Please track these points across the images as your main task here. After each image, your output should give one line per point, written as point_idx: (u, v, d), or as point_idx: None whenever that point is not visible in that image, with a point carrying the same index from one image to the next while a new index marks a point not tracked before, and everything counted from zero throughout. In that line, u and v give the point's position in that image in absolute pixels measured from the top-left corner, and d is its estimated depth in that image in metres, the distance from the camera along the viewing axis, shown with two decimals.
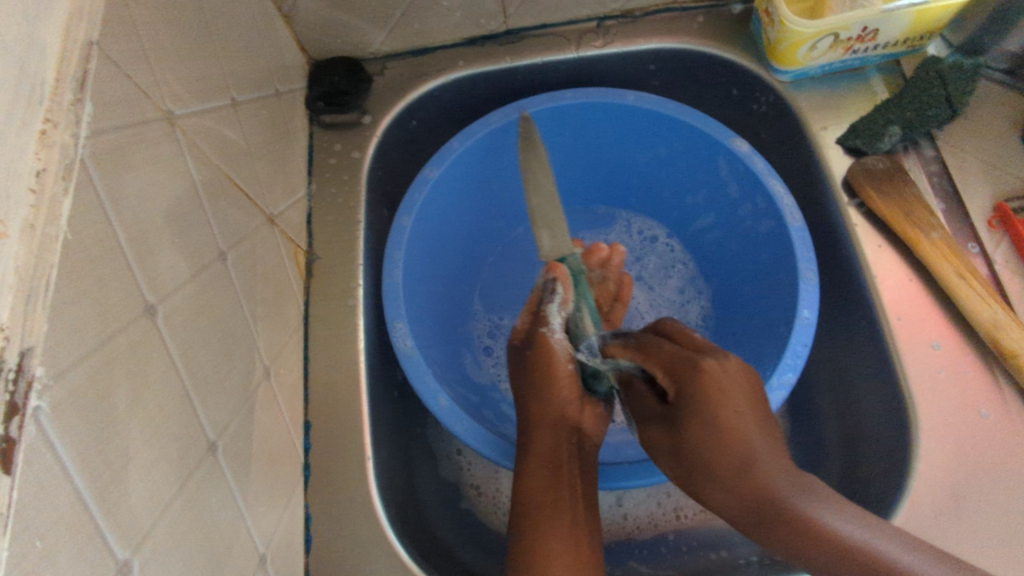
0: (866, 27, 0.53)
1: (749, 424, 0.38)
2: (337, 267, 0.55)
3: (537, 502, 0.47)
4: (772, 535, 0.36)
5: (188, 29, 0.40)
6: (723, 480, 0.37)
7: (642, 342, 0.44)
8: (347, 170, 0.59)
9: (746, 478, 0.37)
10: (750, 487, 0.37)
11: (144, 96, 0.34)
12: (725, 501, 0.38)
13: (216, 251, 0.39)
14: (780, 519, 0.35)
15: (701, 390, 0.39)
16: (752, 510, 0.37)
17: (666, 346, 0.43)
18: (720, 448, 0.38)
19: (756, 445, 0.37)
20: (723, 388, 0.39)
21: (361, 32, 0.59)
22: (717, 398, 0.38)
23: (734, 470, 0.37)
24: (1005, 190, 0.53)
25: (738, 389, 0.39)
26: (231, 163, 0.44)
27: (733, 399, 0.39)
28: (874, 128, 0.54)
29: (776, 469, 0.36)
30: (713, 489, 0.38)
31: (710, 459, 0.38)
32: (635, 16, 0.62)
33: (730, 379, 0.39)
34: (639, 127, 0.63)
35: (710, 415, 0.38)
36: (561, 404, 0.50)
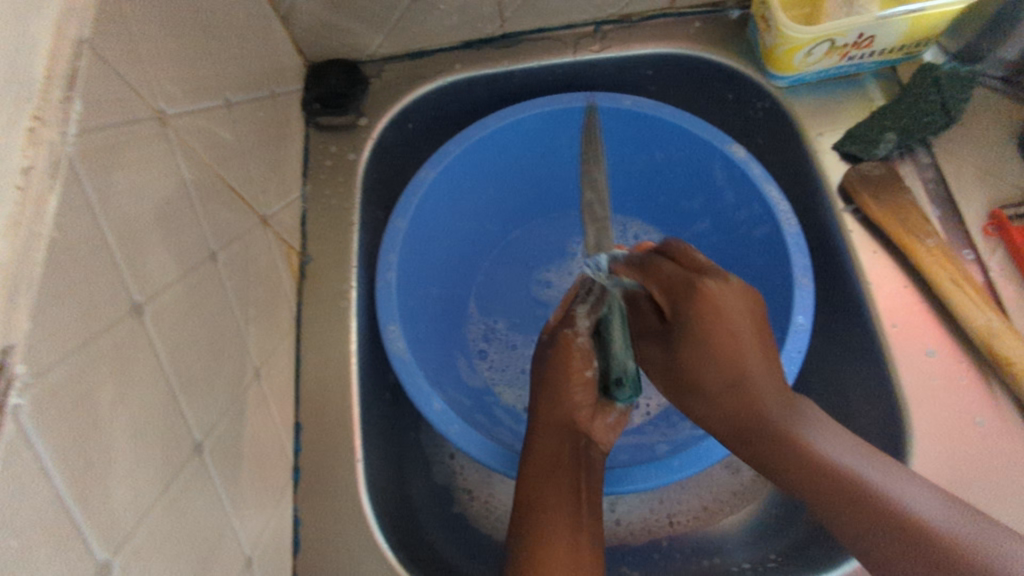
0: (862, 34, 0.53)
1: (744, 337, 0.40)
2: (330, 269, 0.55)
3: (541, 496, 0.46)
4: (753, 442, 0.39)
5: (182, 29, 0.40)
6: (711, 393, 0.41)
7: (644, 263, 0.46)
8: (343, 171, 0.59)
9: (739, 382, 0.40)
10: (716, 393, 0.41)
11: (135, 95, 0.34)
12: (714, 412, 0.41)
13: (207, 251, 0.39)
14: (754, 418, 0.39)
15: (698, 311, 0.41)
16: (736, 427, 0.40)
17: (663, 266, 0.45)
18: (709, 358, 0.41)
19: (750, 365, 0.40)
20: (723, 308, 0.41)
21: (358, 35, 0.59)
22: (715, 321, 0.40)
23: (722, 385, 0.40)
24: (1002, 198, 0.53)
25: (733, 308, 0.41)
26: (224, 163, 0.44)
27: (732, 317, 0.41)
28: (869, 134, 0.54)
29: (761, 381, 0.40)
30: (702, 384, 0.41)
31: (693, 371, 0.42)
32: (632, 22, 0.62)
33: (733, 298, 0.41)
34: (635, 131, 0.63)
35: (707, 321, 0.41)
36: (572, 408, 0.50)
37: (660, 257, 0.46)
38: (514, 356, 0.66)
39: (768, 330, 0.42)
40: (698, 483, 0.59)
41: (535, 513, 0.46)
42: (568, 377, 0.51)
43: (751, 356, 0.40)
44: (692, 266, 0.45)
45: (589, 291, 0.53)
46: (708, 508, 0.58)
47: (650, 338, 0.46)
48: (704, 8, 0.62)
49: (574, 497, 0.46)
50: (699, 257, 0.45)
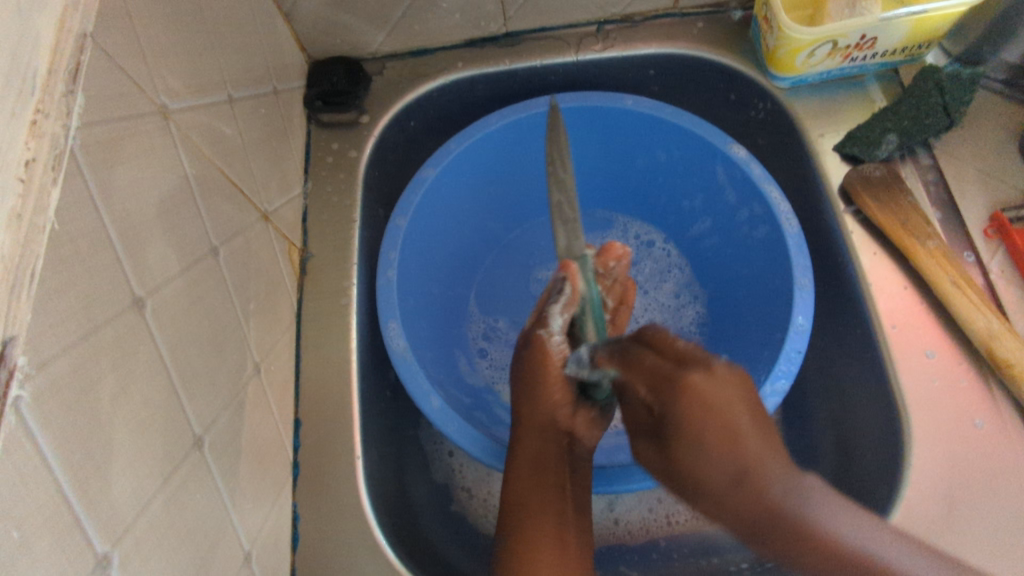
0: (865, 35, 0.53)
1: (743, 417, 0.34)
2: (331, 266, 0.55)
3: (527, 501, 0.47)
4: (792, 548, 0.33)
5: (185, 24, 0.40)
6: (716, 493, 0.34)
7: (626, 356, 0.40)
8: (344, 168, 0.59)
9: (744, 488, 0.33)
10: (739, 507, 0.33)
11: (137, 89, 0.34)
12: (724, 510, 0.34)
13: (208, 246, 0.39)
14: (795, 535, 0.33)
15: (686, 409, 0.35)
16: (750, 525, 0.33)
17: (636, 364, 0.38)
18: (709, 456, 0.34)
19: (766, 473, 0.33)
20: (718, 395, 0.34)
21: (360, 32, 0.59)
22: (706, 402, 0.34)
23: (733, 483, 0.33)
24: (1002, 200, 0.53)
25: (730, 401, 0.34)
26: (225, 158, 0.44)
27: (724, 393, 0.35)
28: (871, 136, 0.54)
29: (778, 484, 0.33)
30: (713, 498, 0.34)
31: (699, 480, 0.34)
32: (635, 21, 0.62)
33: (725, 388, 0.35)
34: (636, 132, 0.63)
35: (704, 423, 0.34)
36: (551, 411, 0.48)
37: (640, 346, 0.39)
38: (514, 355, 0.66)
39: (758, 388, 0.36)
40: None
41: (519, 517, 0.46)
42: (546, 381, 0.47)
43: (765, 455, 0.33)
44: (674, 353, 0.38)
45: (562, 288, 0.47)
46: None
47: (644, 438, 0.39)
48: (706, 8, 0.62)
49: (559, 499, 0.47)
50: (680, 338, 0.39)
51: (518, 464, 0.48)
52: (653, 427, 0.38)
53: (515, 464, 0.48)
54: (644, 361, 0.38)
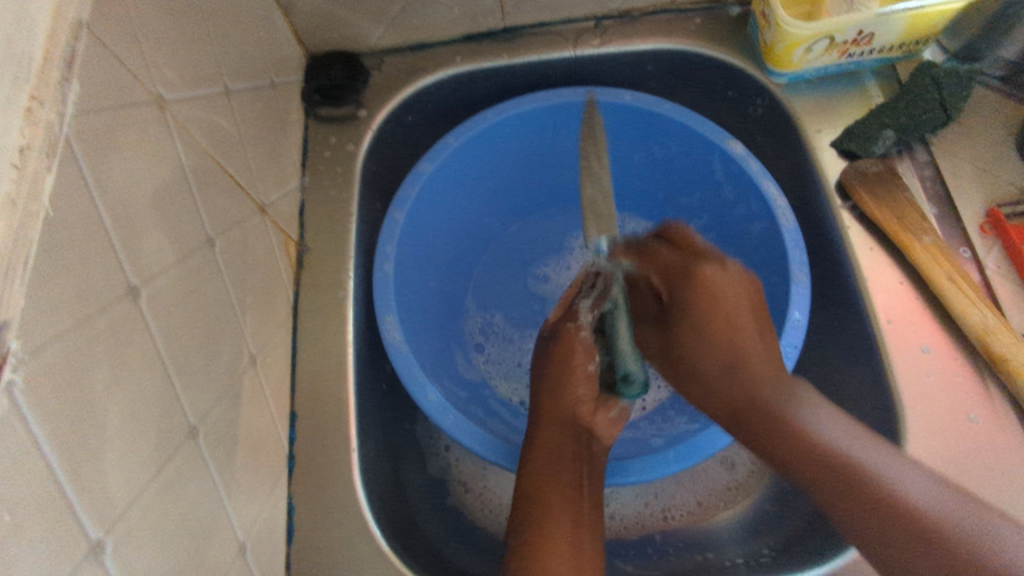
0: (861, 31, 0.53)
1: (738, 312, 0.46)
2: (328, 260, 0.55)
3: (545, 494, 0.46)
4: (784, 431, 0.41)
5: (181, 15, 0.40)
6: (709, 376, 0.46)
7: (643, 246, 0.52)
8: (341, 163, 0.59)
9: (736, 366, 0.45)
10: (732, 385, 0.44)
11: (134, 79, 0.34)
12: (708, 392, 0.46)
13: (204, 237, 0.39)
14: (774, 432, 0.42)
15: (698, 292, 0.47)
16: (733, 404, 0.44)
17: (648, 257, 0.51)
18: (712, 346, 0.46)
19: (758, 363, 0.44)
20: (719, 296, 0.46)
21: (358, 26, 0.59)
22: (723, 312, 0.46)
23: (719, 368, 0.45)
24: (998, 196, 0.53)
25: (738, 300, 0.46)
26: (222, 150, 0.44)
27: (732, 303, 0.46)
28: (868, 131, 0.54)
29: (763, 374, 0.44)
30: (705, 360, 0.46)
31: (708, 344, 0.46)
32: (632, 17, 0.62)
33: (732, 282, 0.47)
34: (633, 127, 0.63)
35: (707, 310, 0.46)
36: (573, 402, 0.50)
37: (660, 245, 0.51)
38: (510, 350, 0.66)
39: (758, 293, 0.47)
40: (693, 478, 0.59)
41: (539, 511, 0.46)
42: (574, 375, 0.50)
43: (751, 340, 0.45)
44: (689, 249, 0.50)
45: (595, 283, 0.54)
46: (703, 503, 0.59)
47: (650, 322, 0.51)
48: (704, 5, 0.62)
49: (574, 494, 0.47)
50: (696, 240, 0.51)
51: (537, 456, 0.48)
52: (650, 330, 0.51)
53: (534, 457, 0.48)
54: (659, 275, 0.50)
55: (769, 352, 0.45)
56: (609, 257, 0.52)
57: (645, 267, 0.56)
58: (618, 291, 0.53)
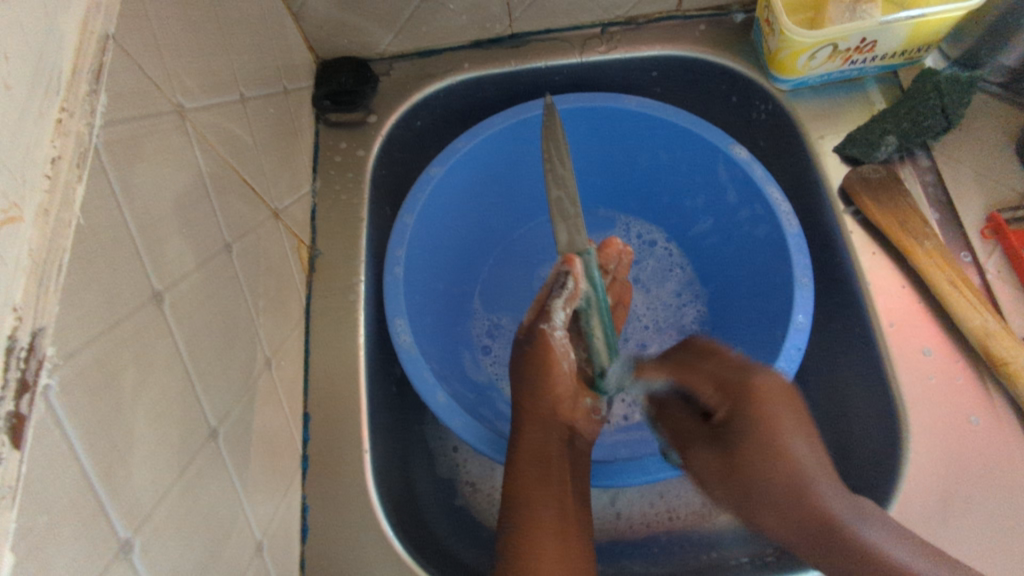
0: (864, 39, 0.54)
1: (789, 428, 0.41)
2: (339, 263, 0.56)
3: (532, 495, 0.48)
4: (852, 544, 0.39)
5: (199, 25, 0.41)
6: (770, 497, 0.40)
7: (679, 361, 0.47)
8: (352, 167, 0.60)
9: (840, 530, 0.40)
10: (804, 508, 0.40)
11: (155, 88, 0.35)
12: (784, 524, 0.41)
13: (221, 242, 0.40)
14: (848, 549, 0.40)
15: (754, 410, 0.41)
16: (814, 537, 0.40)
17: (684, 371, 0.46)
18: (772, 437, 0.40)
19: (821, 484, 0.40)
20: (775, 408, 0.41)
21: (368, 33, 0.60)
22: (773, 439, 0.40)
23: (785, 488, 0.40)
24: (999, 201, 0.54)
25: (784, 416, 0.41)
26: (238, 157, 0.44)
27: (778, 409, 0.41)
28: (871, 137, 0.55)
29: (834, 499, 0.40)
30: (755, 489, 0.41)
31: (763, 468, 0.40)
32: (638, 24, 0.63)
33: (780, 401, 0.41)
34: (638, 132, 0.64)
35: (765, 440, 0.40)
36: (554, 402, 0.51)
37: (694, 356, 0.47)
38: None
39: (770, 376, 0.44)
40: None
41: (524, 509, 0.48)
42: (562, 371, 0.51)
43: (803, 462, 0.40)
44: (731, 360, 0.45)
45: (566, 282, 0.49)
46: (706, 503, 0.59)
47: (697, 442, 0.45)
48: (709, 11, 0.63)
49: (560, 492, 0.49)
50: (732, 353, 0.45)
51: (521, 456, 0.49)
52: (688, 433, 0.46)
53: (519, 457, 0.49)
54: (710, 391, 0.44)
55: (812, 444, 0.41)
56: (566, 264, 0.47)
57: (620, 268, 0.58)
58: (589, 287, 0.49)
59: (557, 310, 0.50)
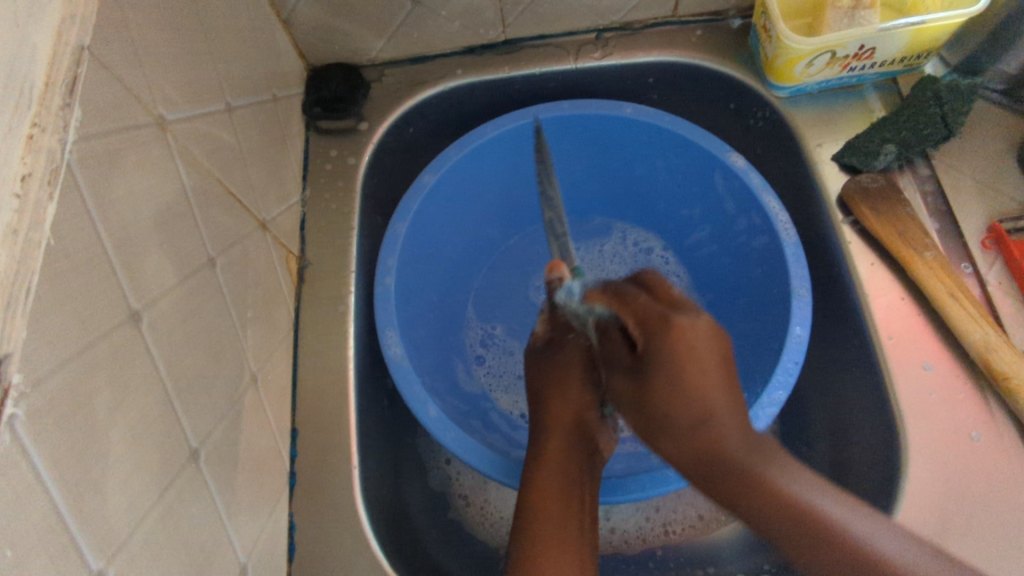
0: (864, 45, 0.53)
1: (704, 377, 0.38)
2: (329, 273, 0.55)
3: (546, 509, 0.45)
4: (731, 475, 0.36)
5: (182, 34, 0.40)
6: (677, 431, 0.38)
7: (619, 289, 0.43)
8: (342, 176, 0.59)
9: (753, 487, 0.36)
10: (699, 445, 0.37)
11: (134, 99, 0.34)
12: (682, 453, 0.38)
13: (205, 257, 0.39)
14: (746, 489, 0.36)
15: (670, 347, 0.38)
16: (701, 463, 0.37)
17: (619, 301, 0.42)
18: (684, 396, 0.38)
19: (729, 436, 0.37)
20: (693, 349, 0.38)
21: (359, 39, 0.59)
22: (685, 377, 0.37)
23: (690, 421, 0.38)
24: (1000, 212, 0.53)
25: (698, 352, 0.38)
26: (224, 168, 0.44)
27: (699, 358, 0.38)
28: (870, 146, 0.54)
29: (733, 438, 0.37)
30: (670, 420, 0.38)
31: (671, 407, 0.38)
32: (634, 29, 0.63)
33: (702, 341, 0.38)
34: (633, 140, 0.63)
35: (669, 373, 0.38)
36: (577, 406, 0.50)
37: (636, 290, 0.42)
38: (511, 362, 0.65)
39: (728, 351, 0.39)
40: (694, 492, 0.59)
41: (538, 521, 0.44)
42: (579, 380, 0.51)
43: (716, 407, 0.37)
44: (668, 299, 0.41)
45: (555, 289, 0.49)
46: (703, 518, 0.58)
47: (621, 371, 0.42)
48: (705, 17, 0.62)
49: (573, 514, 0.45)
50: (673, 291, 0.42)
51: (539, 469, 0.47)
52: (617, 369, 0.43)
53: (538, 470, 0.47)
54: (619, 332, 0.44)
55: (743, 418, 0.38)
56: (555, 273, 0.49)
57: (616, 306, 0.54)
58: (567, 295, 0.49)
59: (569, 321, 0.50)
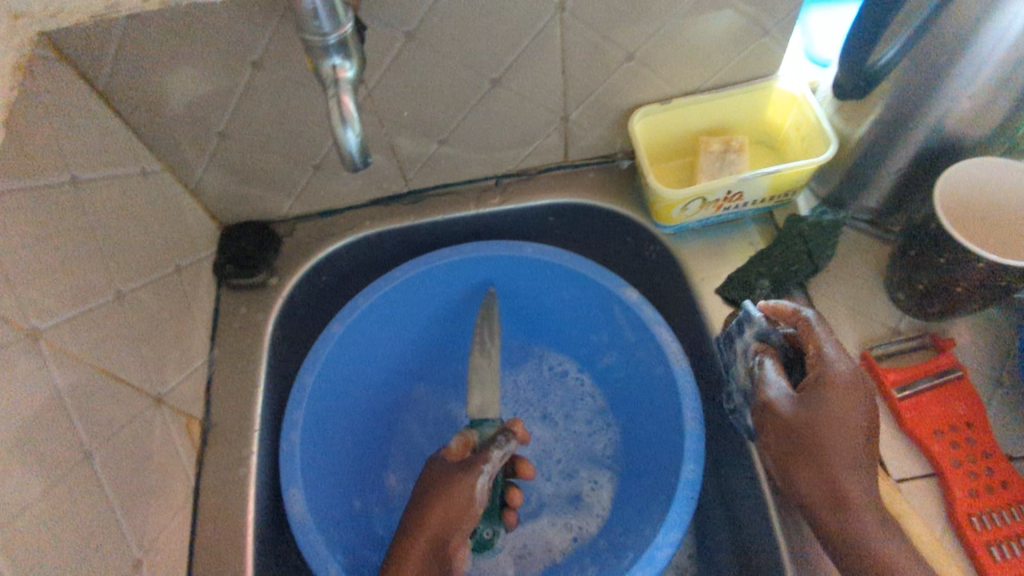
0: (730, 191, 0.58)
1: (836, 450, 0.43)
2: (233, 434, 0.56)
3: None
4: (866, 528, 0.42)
5: (63, 241, 0.43)
6: (829, 465, 0.43)
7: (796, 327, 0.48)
8: (250, 332, 0.61)
9: (856, 544, 0.42)
10: (839, 522, 0.43)
11: (2, 321, 0.36)
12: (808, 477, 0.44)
13: (80, 454, 0.40)
14: (843, 540, 0.43)
15: (824, 395, 0.44)
16: (825, 493, 0.44)
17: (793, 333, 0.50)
18: (830, 426, 0.43)
19: (851, 483, 0.43)
20: (847, 394, 0.44)
21: (267, 200, 0.63)
22: (831, 426, 0.43)
23: (812, 442, 0.44)
24: (872, 338, 0.56)
25: (844, 430, 0.43)
26: (111, 355, 0.46)
27: (845, 402, 0.44)
28: (747, 279, 0.58)
29: (864, 496, 0.43)
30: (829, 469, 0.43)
31: (820, 445, 0.44)
32: (531, 174, 0.67)
33: (852, 393, 0.44)
34: (538, 275, 0.66)
35: (824, 416, 0.44)
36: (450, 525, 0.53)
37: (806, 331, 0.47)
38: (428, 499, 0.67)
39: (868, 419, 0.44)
40: None
41: None
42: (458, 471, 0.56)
43: (849, 474, 0.43)
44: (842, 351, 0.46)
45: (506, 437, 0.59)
46: None
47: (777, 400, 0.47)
48: (597, 160, 0.67)
49: None
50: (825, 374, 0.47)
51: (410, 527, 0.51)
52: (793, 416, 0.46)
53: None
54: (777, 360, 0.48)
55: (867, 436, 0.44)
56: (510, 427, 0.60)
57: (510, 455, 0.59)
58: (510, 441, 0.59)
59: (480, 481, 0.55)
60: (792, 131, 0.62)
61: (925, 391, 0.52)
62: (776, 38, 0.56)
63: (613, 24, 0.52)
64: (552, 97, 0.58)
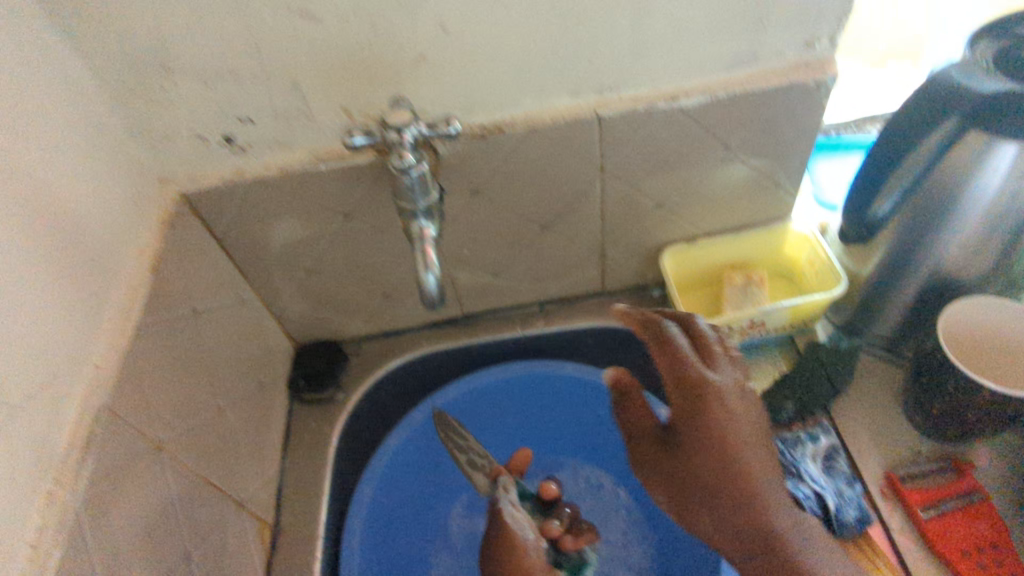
0: (753, 319, 0.64)
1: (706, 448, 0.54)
2: (298, 540, 0.60)
3: None
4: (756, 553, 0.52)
5: (182, 366, 0.51)
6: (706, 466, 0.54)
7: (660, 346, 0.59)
8: (318, 442, 0.67)
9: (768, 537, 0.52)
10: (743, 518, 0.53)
11: (138, 437, 0.45)
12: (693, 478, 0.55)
13: (183, 558, 0.48)
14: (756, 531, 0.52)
15: (685, 400, 0.55)
16: (715, 490, 0.54)
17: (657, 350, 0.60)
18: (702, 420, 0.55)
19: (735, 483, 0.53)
20: (709, 396, 0.54)
21: (340, 322, 0.71)
22: (701, 427, 0.54)
23: (697, 449, 0.55)
24: (894, 459, 0.60)
25: (716, 428, 0.54)
26: (208, 465, 0.53)
27: (715, 403, 0.54)
28: (774, 402, 0.63)
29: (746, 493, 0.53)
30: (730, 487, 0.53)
31: (698, 449, 0.55)
32: (571, 300, 0.75)
33: (715, 399, 0.54)
34: (577, 393, 0.72)
35: (711, 424, 0.54)
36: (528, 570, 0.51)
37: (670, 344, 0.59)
38: None
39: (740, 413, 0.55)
40: None
41: None
42: (492, 519, 0.57)
43: (766, 482, 0.53)
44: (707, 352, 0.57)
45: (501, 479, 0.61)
46: None
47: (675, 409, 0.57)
48: (631, 288, 0.75)
49: None
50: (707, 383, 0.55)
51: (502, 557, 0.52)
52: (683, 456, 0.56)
53: None
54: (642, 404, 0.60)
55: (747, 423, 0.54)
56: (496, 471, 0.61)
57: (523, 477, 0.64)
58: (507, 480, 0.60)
59: (509, 514, 0.57)
60: (807, 266, 0.70)
61: (949, 512, 0.55)
62: (788, 189, 0.65)
63: (644, 181, 0.61)
64: (592, 238, 0.67)
